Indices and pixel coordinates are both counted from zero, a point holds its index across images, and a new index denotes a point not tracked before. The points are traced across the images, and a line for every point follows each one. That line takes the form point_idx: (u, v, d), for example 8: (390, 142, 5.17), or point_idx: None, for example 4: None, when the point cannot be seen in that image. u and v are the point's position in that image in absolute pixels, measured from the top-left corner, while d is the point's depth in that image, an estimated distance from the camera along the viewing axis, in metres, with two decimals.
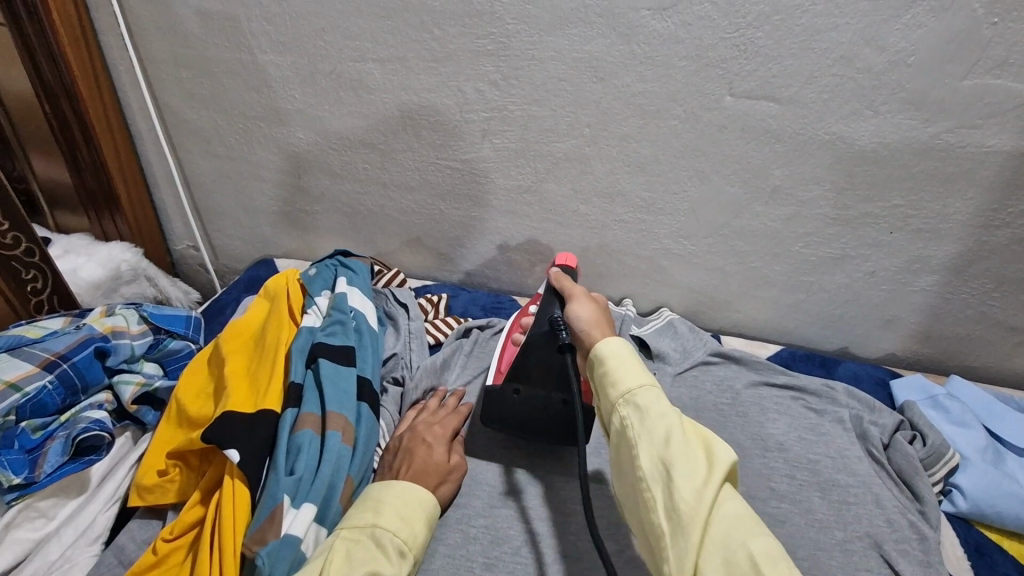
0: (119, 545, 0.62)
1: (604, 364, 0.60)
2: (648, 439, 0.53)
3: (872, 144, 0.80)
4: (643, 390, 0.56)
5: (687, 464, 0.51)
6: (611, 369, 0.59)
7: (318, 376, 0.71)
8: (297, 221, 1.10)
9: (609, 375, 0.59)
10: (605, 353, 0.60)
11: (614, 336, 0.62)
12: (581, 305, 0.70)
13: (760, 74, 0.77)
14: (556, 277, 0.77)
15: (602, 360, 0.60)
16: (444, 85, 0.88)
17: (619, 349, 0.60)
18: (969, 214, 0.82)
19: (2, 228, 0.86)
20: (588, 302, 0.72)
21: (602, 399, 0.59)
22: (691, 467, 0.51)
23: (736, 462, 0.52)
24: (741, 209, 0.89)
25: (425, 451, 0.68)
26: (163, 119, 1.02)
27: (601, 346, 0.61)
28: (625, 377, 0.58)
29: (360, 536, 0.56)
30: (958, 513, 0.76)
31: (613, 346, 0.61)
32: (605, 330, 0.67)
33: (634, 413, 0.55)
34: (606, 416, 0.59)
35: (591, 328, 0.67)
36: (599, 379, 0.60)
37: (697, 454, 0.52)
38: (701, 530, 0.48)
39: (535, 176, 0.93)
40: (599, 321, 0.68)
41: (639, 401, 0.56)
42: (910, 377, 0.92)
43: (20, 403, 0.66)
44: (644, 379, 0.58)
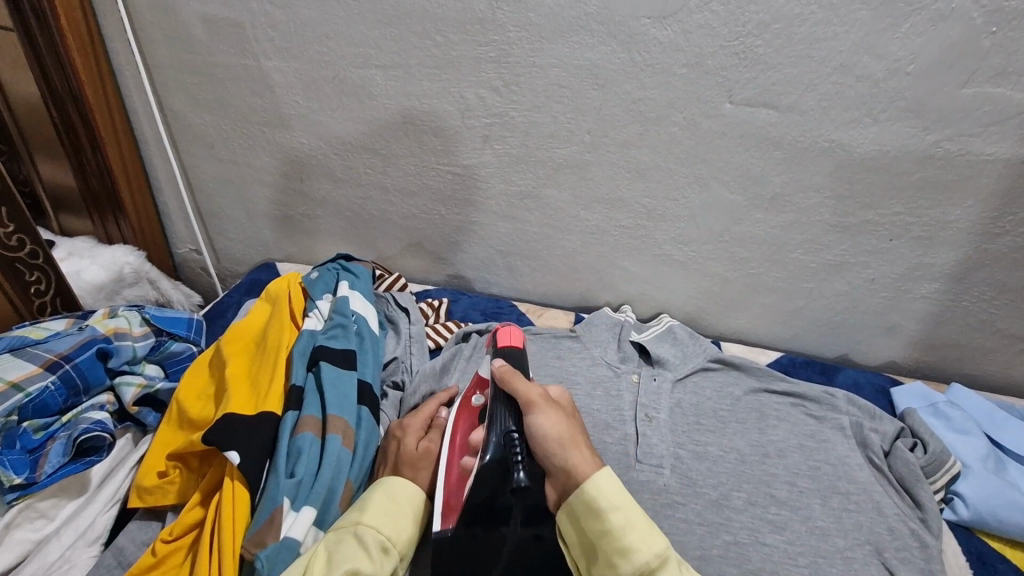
0: (118, 546, 0.62)
1: (611, 526, 0.56)
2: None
3: (872, 151, 0.80)
4: (661, 564, 0.54)
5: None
6: (619, 530, 0.55)
7: (319, 379, 0.71)
8: (299, 225, 1.11)
9: (620, 543, 0.55)
10: (608, 509, 0.56)
11: (605, 474, 0.58)
12: (546, 418, 0.61)
13: (759, 82, 0.78)
14: (503, 377, 0.63)
15: (605, 516, 0.56)
16: (446, 91, 0.89)
17: (624, 503, 0.57)
18: (969, 221, 0.83)
19: (7, 230, 0.87)
20: (553, 415, 0.61)
21: (609, 568, 0.55)
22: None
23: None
24: (741, 215, 0.89)
25: (396, 446, 0.67)
26: (168, 124, 1.03)
27: (600, 496, 0.57)
28: (642, 547, 0.54)
29: (344, 535, 0.57)
30: (960, 522, 0.76)
31: (618, 499, 0.57)
32: (583, 452, 0.60)
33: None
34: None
35: (567, 451, 0.60)
36: (605, 540, 0.56)
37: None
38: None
39: (536, 181, 0.94)
40: (572, 438, 0.61)
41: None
42: (911, 386, 0.92)
43: (23, 403, 0.66)
44: (659, 545, 0.55)
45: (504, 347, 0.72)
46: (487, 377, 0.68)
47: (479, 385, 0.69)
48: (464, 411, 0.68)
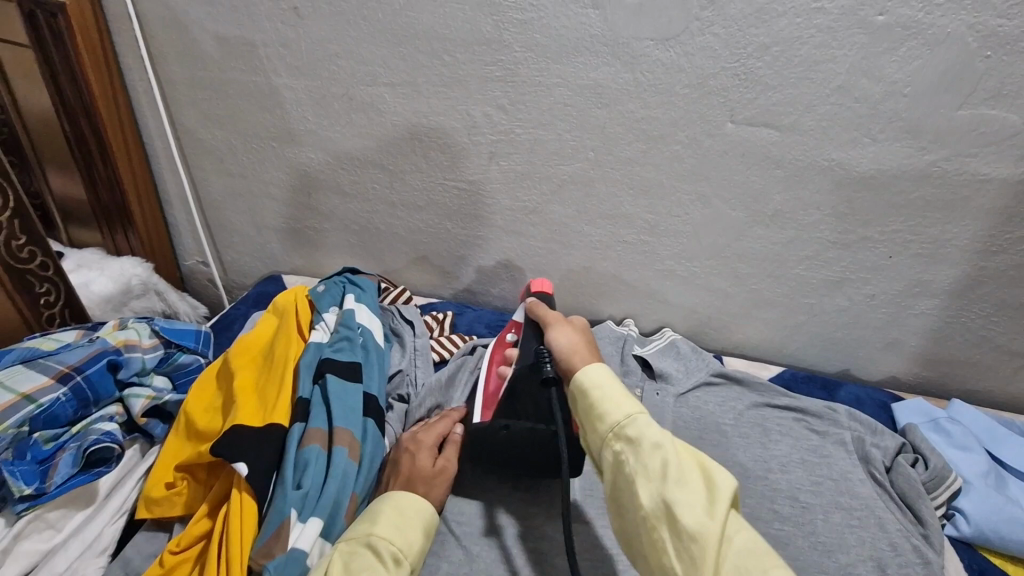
0: (125, 558, 0.62)
1: (590, 396, 0.60)
2: (645, 472, 0.53)
3: (871, 170, 0.82)
4: (631, 420, 0.57)
5: (690, 491, 0.52)
6: (597, 401, 0.59)
7: (325, 392, 0.72)
8: (306, 238, 1.12)
9: (597, 409, 0.59)
10: (590, 385, 0.61)
11: (598, 365, 0.63)
12: (561, 331, 0.69)
13: (760, 102, 0.80)
14: (531, 307, 0.75)
15: (585, 389, 0.61)
16: (453, 108, 0.91)
17: (600, 378, 0.61)
18: (968, 239, 0.84)
19: (19, 242, 0.88)
20: (568, 331, 0.69)
21: (591, 434, 0.59)
22: (691, 491, 0.52)
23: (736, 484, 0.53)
24: (742, 232, 0.91)
25: (410, 460, 0.68)
26: (179, 138, 1.05)
27: (585, 377, 0.62)
28: (613, 408, 0.58)
29: (356, 546, 0.57)
30: (962, 538, 0.76)
31: (599, 377, 0.62)
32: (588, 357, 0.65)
33: (629, 447, 0.55)
34: (599, 453, 0.59)
35: (573, 354, 0.66)
36: (587, 411, 0.60)
37: (697, 480, 0.53)
38: (716, 556, 0.48)
39: (540, 197, 0.95)
40: (582, 347, 0.67)
41: (630, 432, 0.56)
42: (912, 402, 0.92)
43: (34, 414, 0.66)
44: (630, 407, 0.58)
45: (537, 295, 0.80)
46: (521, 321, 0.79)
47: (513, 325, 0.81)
48: (498, 345, 0.80)
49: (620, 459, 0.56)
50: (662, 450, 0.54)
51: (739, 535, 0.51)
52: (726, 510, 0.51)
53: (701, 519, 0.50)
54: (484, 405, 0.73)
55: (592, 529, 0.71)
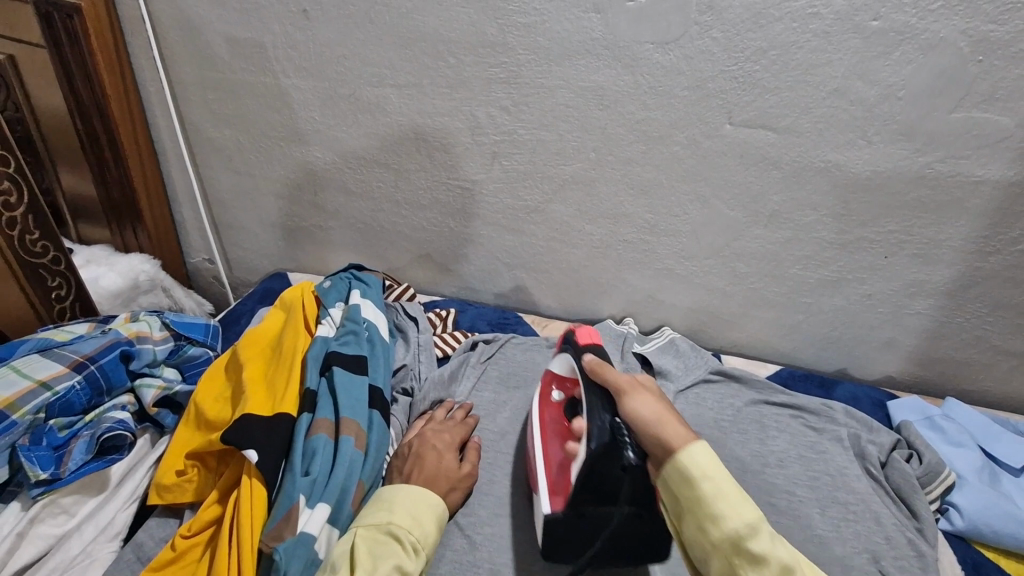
0: (137, 542, 0.64)
1: (702, 492, 0.54)
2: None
3: (866, 171, 0.83)
4: (754, 533, 0.52)
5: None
6: (713, 502, 0.54)
7: (332, 383, 0.73)
8: (312, 236, 1.14)
9: (710, 510, 0.54)
10: (701, 480, 0.55)
11: (702, 449, 0.56)
12: (640, 401, 0.62)
13: (758, 104, 0.82)
14: (593, 368, 0.67)
15: (695, 482, 0.55)
16: (457, 109, 0.93)
17: (716, 474, 0.55)
18: (961, 240, 0.86)
19: (33, 236, 0.90)
20: (646, 398, 0.62)
21: (700, 536, 0.54)
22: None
23: None
24: (741, 231, 0.93)
25: (435, 458, 0.71)
26: (188, 136, 1.07)
27: (694, 469, 0.55)
28: (733, 517, 0.53)
29: (378, 534, 0.59)
30: (956, 532, 0.78)
31: (709, 468, 0.55)
32: (678, 428, 0.59)
33: (752, 565, 0.52)
34: (705, 555, 0.54)
35: (663, 430, 0.59)
36: (695, 509, 0.54)
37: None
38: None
39: (542, 197, 0.97)
40: (667, 416, 0.60)
41: (754, 550, 0.52)
42: (907, 399, 0.93)
43: (50, 401, 0.68)
44: (753, 516, 0.53)
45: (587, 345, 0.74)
46: (568, 378, 0.77)
47: (557, 381, 0.78)
48: (547, 406, 0.77)
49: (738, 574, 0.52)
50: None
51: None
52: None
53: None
54: (551, 490, 0.67)
55: None
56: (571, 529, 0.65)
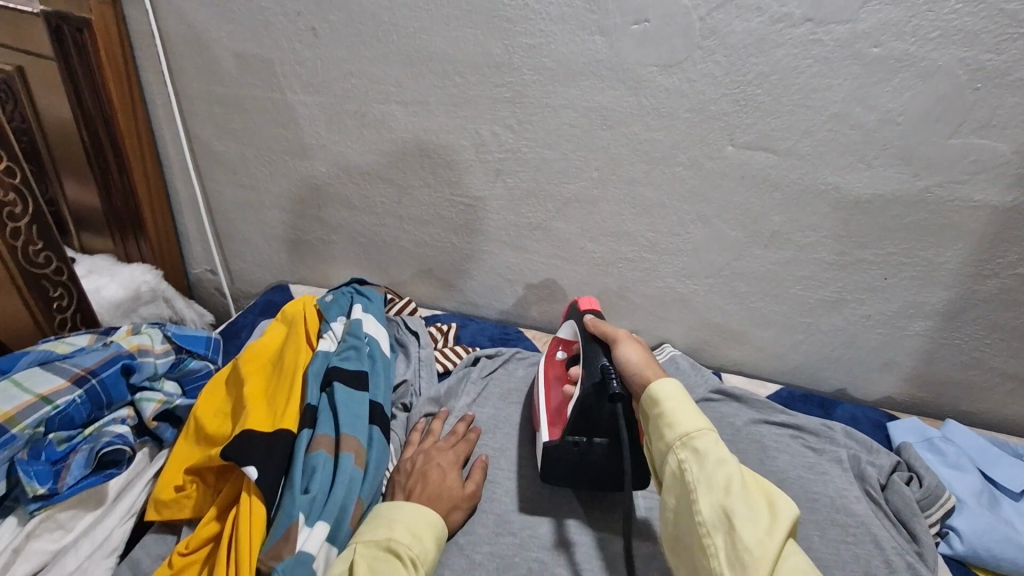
0: (133, 558, 0.63)
1: (663, 407, 0.62)
2: (708, 484, 0.57)
3: (866, 194, 0.84)
4: (700, 435, 0.60)
5: (752, 512, 0.55)
6: (667, 409, 0.62)
7: (333, 400, 0.73)
8: (314, 249, 1.14)
9: (666, 417, 0.62)
10: (659, 391, 0.64)
11: (670, 376, 0.65)
12: (631, 348, 0.71)
13: (759, 128, 0.83)
14: (594, 323, 0.76)
15: (658, 400, 0.63)
16: (462, 127, 0.94)
17: (675, 392, 0.63)
18: (960, 263, 0.86)
19: (35, 247, 0.90)
20: (635, 346, 0.71)
21: (657, 439, 0.62)
22: (751, 510, 0.55)
23: (800, 517, 0.56)
24: (742, 251, 0.93)
25: (438, 475, 0.72)
26: (193, 149, 1.08)
27: (656, 386, 0.64)
28: (683, 420, 0.61)
29: (377, 550, 0.59)
30: (955, 556, 0.77)
31: (667, 384, 0.64)
32: (658, 371, 0.68)
33: (695, 458, 0.59)
34: (661, 458, 0.62)
35: (646, 372, 0.67)
36: (654, 415, 0.63)
37: (759, 503, 0.56)
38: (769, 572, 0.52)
39: (545, 214, 0.98)
40: (651, 363, 0.69)
41: (698, 445, 0.59)
42: (906, 420, 0.93)
43: (50, 415, 0.68)
44: (701, 423, 0.61)
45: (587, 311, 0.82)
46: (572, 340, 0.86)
47: (563, 342, 0.87)
48: (552, 364, 0.86)
49: (682, 465, 0.59)
50: (727, 467, 0.58)
51: (792, 558, 0.54)
52: (785, 537, 0.54)
53: (759, 541, 0.53)
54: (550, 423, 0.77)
55: (592, 540, 0.72)
56: (564, 459, 0.72)
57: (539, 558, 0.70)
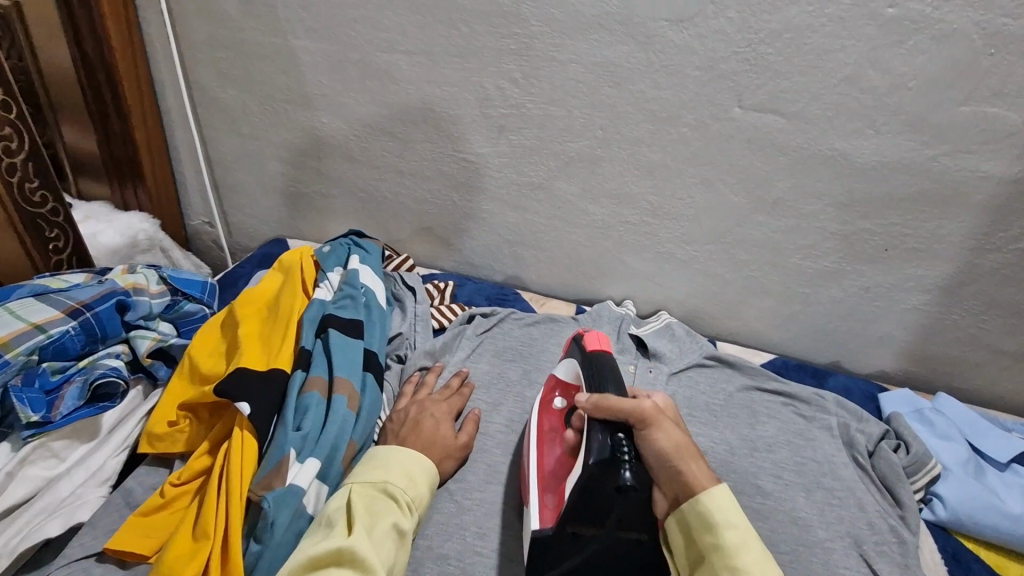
0: (127, 488, 0.65)
1: (724, 541, 0.58)
2: None
3: (872, 161, 0.83)
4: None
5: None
6: (732, 550, 0.57)
7: (328, 344, 0.74)
8: (313, 204, 1.13)
9: (730, 559, 0.57)
10: (721, 521, 0.59)
11: (726, 494, 0.60)
12: (662, 433, 0.62)
13: (768, 88, 0.81)
14: (598, 401, 0.62)
15: (716, 529, 0.58)
16: (466, 80, 0.92)
17: (738, 525, 0.59)
18: (962, 236, 0.86)
19: (32, 185, 0.89)
20: (668, 427, 0.63)
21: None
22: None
23: None
24: (744, 217, 0.92)
25: (432, 424, 0.72)
26: (193, 96, 1.06)
27: (716, 513, 0.59)
28: (750, 567, 0.56)
29: (372, 491, 0.60)
30: (937, 522, 0.78)
31: (731, 516, 0.59)
32: (700, 465, 0.62)
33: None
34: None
35: (687, 465, 0.61)
36: (714, 552, 0.58)
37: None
38: None
39: (547, 173, 0.97)
40: (689, 450, 0.63)
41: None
42: (898, 392, 0.94)
43: (44, 344, 0.69)
44: (768, 572, 0.57)
45: (593, 352, 0.71)
46: (571, 385, 0.76)
47: (560, 388, 0.76)
48: (546, 412, 0.75)
49: None
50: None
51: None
52: None
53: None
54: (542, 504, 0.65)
55: None
56: (558, 547, 0.63)
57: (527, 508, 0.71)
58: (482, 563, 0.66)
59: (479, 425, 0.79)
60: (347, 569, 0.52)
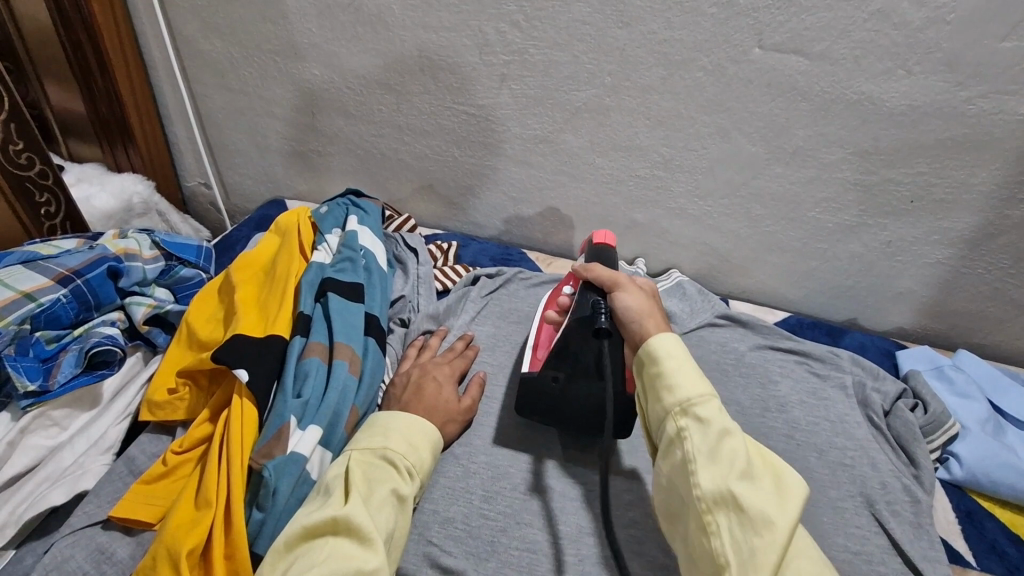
0: (129, 456, 0.64)
1: (663, 367, 0.56)
2: (710, 457, 0.50)
3: (901, 106, 0.77)
4: (703, 401, 0.53)
5: (758, 493, 0.49)
6: (668, 371, 0.55)
7: (327, 309, 0.72)
8: (309, 161, 1.09)
9: (667, 379, 0.55)
10: (661, 351, 0.57)
11: (671, 333, 0.58)
12: (631, 292, 0.65)
13: (792, 26, 0.75)
14: (585, 268, 0.70)
15: (658, 359, 0.57)
16: (464, 24, 0.86)
17: (674, 349, 0.57)
18: (994, 185, 0.81)
19: (16, 147, 0.86)
20: (637, 294, 0.65)
21: (653, 401, 0.56)
22: (757, 487, 0.50)
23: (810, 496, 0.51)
24: (761, 168, 0.87)
25: (435, 388, 0.70)
26: (177, 48, 1.01)
27: (658, 344, 0.57)
28: (685, 384, 0.54)
29: (372, 458, 0.59)
30: (952, 481, 0.77)
31: (669, 344, 0.57)
32: (658, 322, 0.62)
33: (696, 428, 0.52)
34: (657, 424, 0.55)
35: (644, 321, 0.62)
36: (652, 376, 0.56)
37: (767, 478, 0.51)
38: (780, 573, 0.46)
39: (552, 125, 0.92)
40: (652, 312, 0.63)
41: (700, 413, 0.52)
42: (917, 349, 0.91)
43: (35, 313, 0.68)
44: (705, 388, 0.54)
45: (599, 246, 0.80)
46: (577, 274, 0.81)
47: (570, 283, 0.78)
48: (554, 300, 0.79)
49: (681, 436, 0.52)
50: (732, 440, 0.51)
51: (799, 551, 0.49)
52: (796, 517, 0.48)
53: (770, 521, 0.47)
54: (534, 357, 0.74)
55: (586, 455, 0.72)
56: (546, 393, 0.67)
57: (533, 468, 0.70)
58: (487, 525, 0.65)
59: (485, 387, 0.78)
60: (343, 538, 0.51)
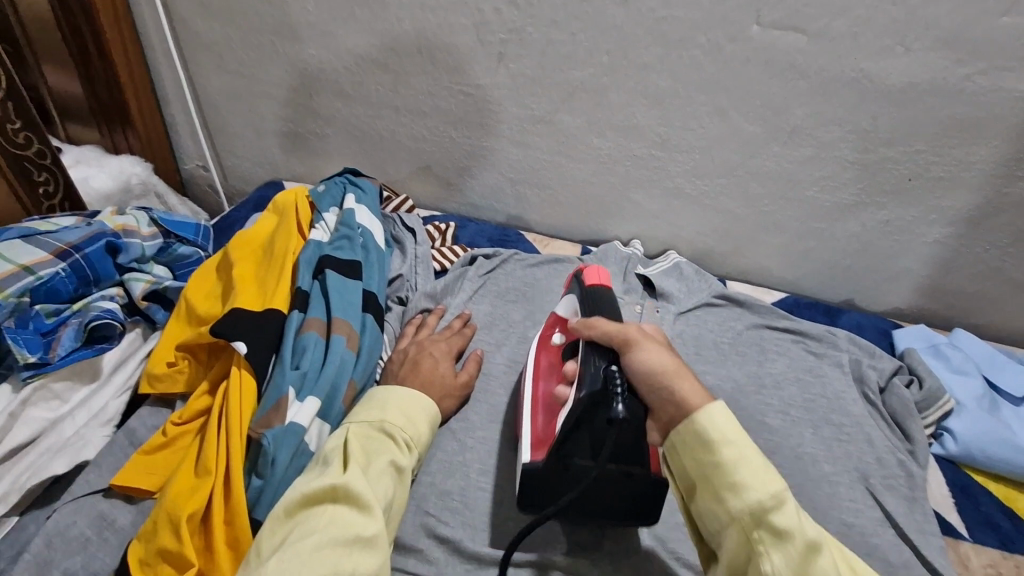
0: (130, 429, 0.65)
1: (721, 459, 0.47)
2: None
3: (900, 83, 0.77)
4: (779, 507, 0.45)
5: None
6: (732, 468, 0.47)
7: (325, 286, 0.72)
8: (307, 143, 1.09)
9: (731, 479, 0.46)
10: (718, 439, 0.48)
11: (722, 407, 0.49)
12: (650, 354, 0.53)
13: (790, 2, 0.74)
14: (585, 323, 0.56)
15: (714, 447, 0.48)
16: (462, 3, 0.85)
17: (733, 435, 0.48)
18: (992, 163, 0.80)
19: (14, 126, 0.86)
20: (657, 351, 0.53)
21: (714, 504, 0.47)
22: None
23: None
24: (759, 148, 0.87)
25: (432, 363, 0.71)
26: (174, 29, 1.00)
27: (713, 430, 0.48)
28: (754, 486, 0.46)
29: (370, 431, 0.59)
30: (947, 457, 0.78)
31: (726, 429, 0.48)
32: (692, 385, 0.51)
33: (773, 542, 0.45)
34: (718, 526, 0.47)
35: (676, 383, 0.50)
36: (710, 472, 0.48)
37: None
38: None
39: (550, 105, 0.91)
40: (681, 370, 0.51)
41: (778, 524, 0.45)
42: (914, 328, 0.91)
43: (34, 286, 0.68)
44: (776, 485, 0.46)
45: (592, 287, 0.64)
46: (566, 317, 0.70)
47: (559, 322, 0.70)
48: (544, 350, 0.70)
49: (757, 552, 0.45)
50: (817, 553, 0.44)
51: None
52: None
53: None
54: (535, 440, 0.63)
55: None
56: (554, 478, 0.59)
57: None
58: (484, 498, 0.66)
59: (482, 366, 0.78)
60: (342, 505, 0.52)
